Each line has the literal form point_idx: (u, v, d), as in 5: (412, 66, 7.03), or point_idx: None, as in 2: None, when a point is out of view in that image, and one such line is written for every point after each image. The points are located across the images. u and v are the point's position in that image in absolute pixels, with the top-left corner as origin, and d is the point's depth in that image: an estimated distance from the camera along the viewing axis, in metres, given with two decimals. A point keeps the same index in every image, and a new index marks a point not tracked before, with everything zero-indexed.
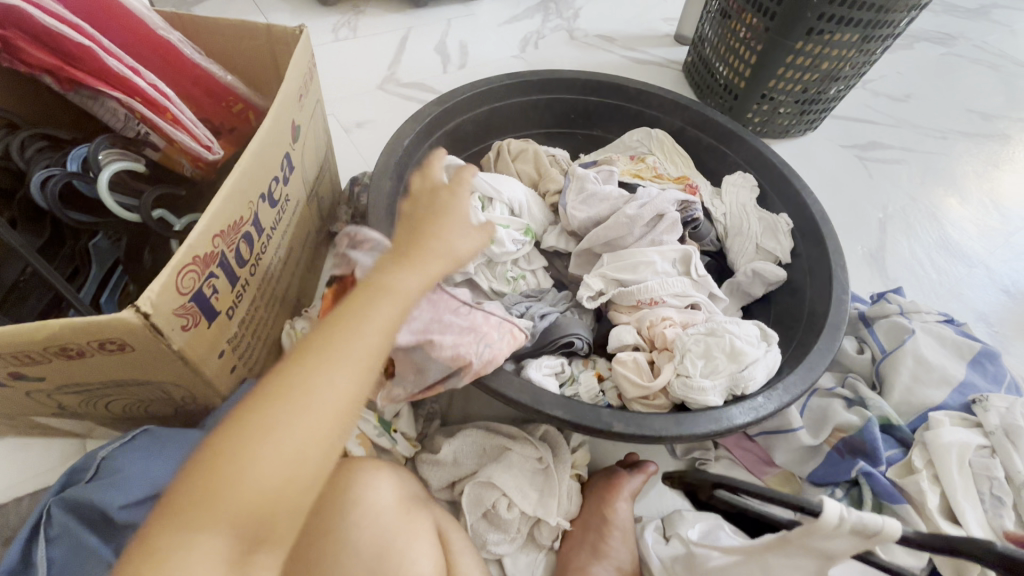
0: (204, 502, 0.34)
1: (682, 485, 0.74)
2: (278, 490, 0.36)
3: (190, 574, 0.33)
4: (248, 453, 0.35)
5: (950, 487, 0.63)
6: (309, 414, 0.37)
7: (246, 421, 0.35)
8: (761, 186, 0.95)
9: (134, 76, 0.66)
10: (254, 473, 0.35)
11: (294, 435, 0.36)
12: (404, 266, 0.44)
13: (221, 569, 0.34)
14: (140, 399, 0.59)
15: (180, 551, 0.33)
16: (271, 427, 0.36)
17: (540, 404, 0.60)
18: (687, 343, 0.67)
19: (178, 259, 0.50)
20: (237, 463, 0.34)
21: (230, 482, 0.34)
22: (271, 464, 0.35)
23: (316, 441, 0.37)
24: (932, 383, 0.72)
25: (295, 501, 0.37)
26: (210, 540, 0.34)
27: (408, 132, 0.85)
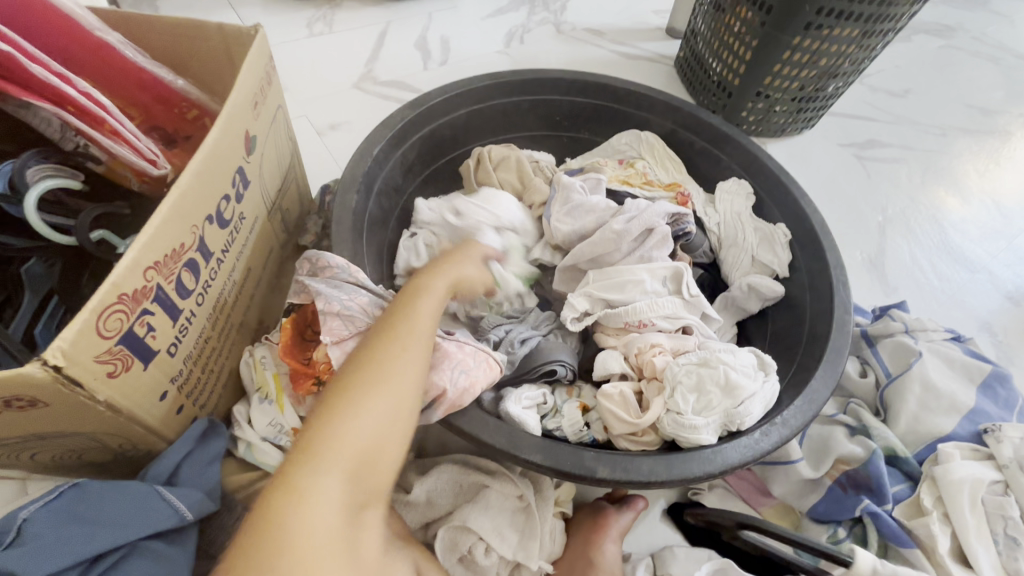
0: (326, 452, 0.42)
1: (705, 525, 0.66)
2: (380, 441, 0.44)
3: (318, 507, 0.40)
4: (345, 413, 0.43)
5: (961, 528, 0.58)
6: (400, 381, 0.47)
7: (351, 389, 0.45)
8: (756, 193, 0.89)
9: (63, 84, 0.59)
10: (362, 427, 0.43)
11: (378, 396, 0.45)
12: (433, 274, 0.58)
13: (341, 505, 0.41)
14: (72, 449, 0.53)
15: (310, 491, 0.40)
16: (367, 394, 0.45)
17: (517, 449, 0.54)
18: (677, 373, 0.62)
19: (99, 298, 0.44)
20: (339, 422, 0.43)
21: (337, 436, 0.42)
22: (375, 419, 0.44)
23: (395, 399, 0.46)
24: (941, 411, 0.67)
25: (389, 456, 0.45)
26: (333, 482, 0.41)
27: (378, 139, 0.78)
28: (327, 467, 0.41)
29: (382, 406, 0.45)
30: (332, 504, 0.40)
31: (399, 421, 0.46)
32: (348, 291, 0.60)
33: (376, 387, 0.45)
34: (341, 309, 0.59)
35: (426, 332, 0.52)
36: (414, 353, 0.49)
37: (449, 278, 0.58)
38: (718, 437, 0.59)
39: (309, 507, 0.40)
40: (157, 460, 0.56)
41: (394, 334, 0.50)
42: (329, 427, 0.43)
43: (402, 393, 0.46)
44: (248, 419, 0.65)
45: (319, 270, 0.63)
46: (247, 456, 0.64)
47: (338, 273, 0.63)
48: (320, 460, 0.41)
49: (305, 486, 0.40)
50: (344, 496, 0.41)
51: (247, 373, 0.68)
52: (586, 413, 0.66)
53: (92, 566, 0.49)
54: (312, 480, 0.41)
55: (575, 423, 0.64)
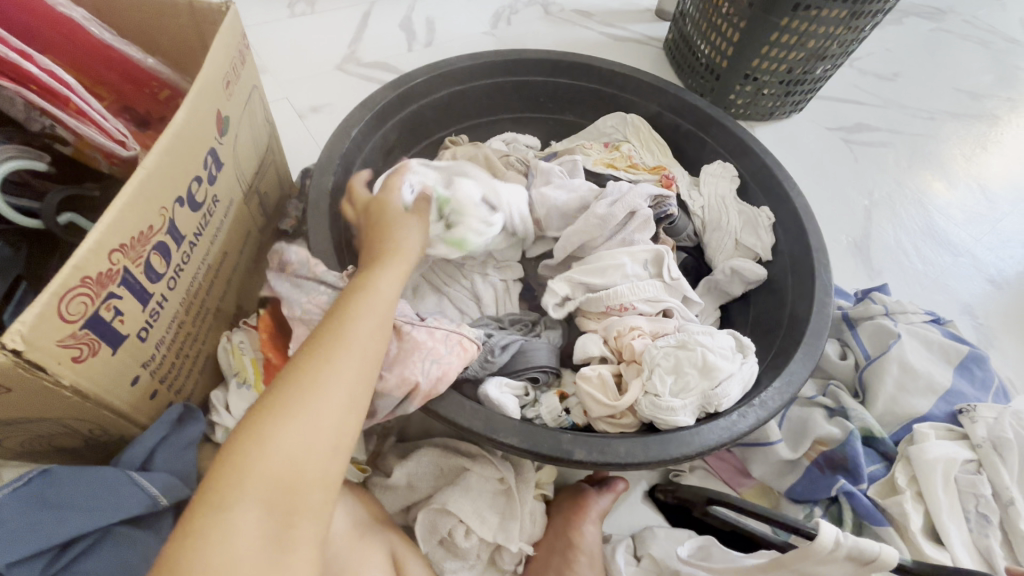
0: (242, 476, 0.39)
1: (675, 501, 0.69)
2: (305, 464, 0.41)
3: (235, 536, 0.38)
4: (268, 432, 0.41)
5: (934, 506, 0.59)
6: (327, 396, 0.43)
7: (274, 405, 0.42)
8: (742, 176, 0.88)
9: (24, 61, 0.57)
10: (279, 452, 0.41)
11: (308, 410, 0.42)
12: (379, 268, 0.54)
13: (261, 533, 0.39)
14: (42, 434, 0.52)
15: (223, 523, 0.38)
16: (291, 410, 0.42)
17: (494, 432, 0.54)
18: (657, 353, 0.62)
19: (60, 281, 0.42)
20: (260, 440, 0.41)
21: (256, 456, 0.40)
22: (296, 442, 0.41)
23: (325, 413, 0.43)
24: (918, 392, 0.67)
25: (315, 475, 0.42)
26: (250, 514, 0.39)
27: (356, 120, 0.76)
28: (245, 492, 0.39)
29: (307, 428, 0.42)
30: (249, 537, 0.38)
31: (325, 441, 0.42)
32: (307, 291, 0.61)
33: (295, 408, 0.42)
34: (302, 314, 0.60)
35: (363, 338, 0.47)
36: (344, 364, 0.45)
37: (396, 271, 0.54)
38: (696, 418, 0.59)
39: (225, 540, 0.38)
40: (131, 445, 0.55)
41: (322, 344, 0.46)
42: (245, 453, 0.40)
43: (328, 409, 0.43)
44: (225, 404, 0.65)
45: (281, 266, 0.64)
46: (225, 441, 0.64)
47: (299, 269, 0.63)
48: (239, 485, 0.39)
49: (221, 518, 0.38)
50: (263, 526, 0.39)
51: (225, 359, 0.67)
52: (565, 400, 0.66)
53: (60, 555, 0.49)
54: (230, 505, 0.39)
55: (552, 410, 0.65)
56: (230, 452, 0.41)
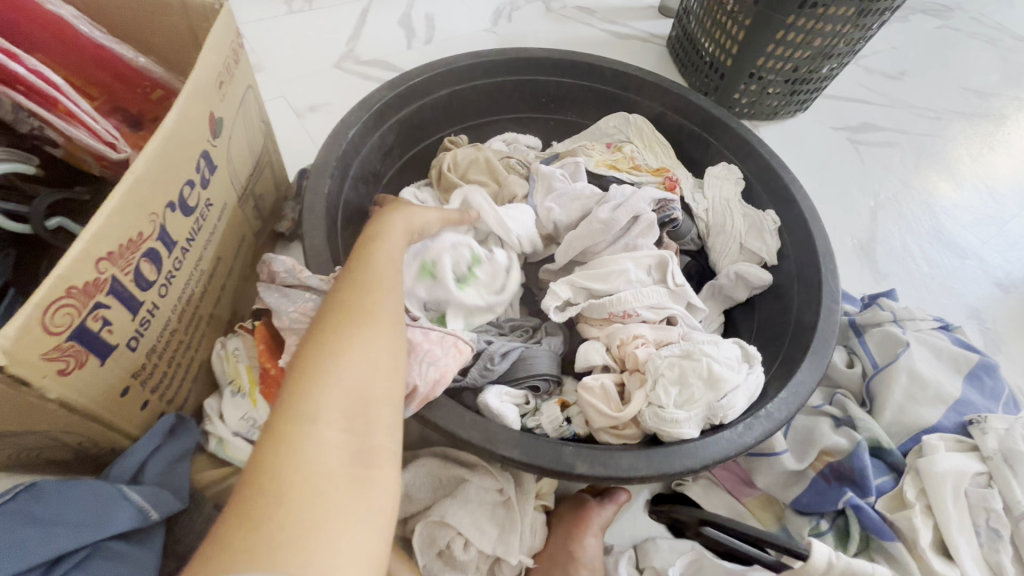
0: (312, 391, 0.37)
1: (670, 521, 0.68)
2: (371, 375, 0.39)
3: (318, 447, 0.35)
4: (331, 350, 0.39)
5: (944, 520, 0.58)
6: (377, 318, 0.42)
7: (328, 331, 0.40)
8: (747, 178, 0.87)
9: (10, 62, 0.56)
10: (342, 366, 0.38)
11: (366, 329, 0.41)
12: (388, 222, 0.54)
13: (345, 441, 0.36)
14: (30, 448, 0.51)
15: (304, 436, 0.35)
16: (347, 330, 0.40)
17: (494, 445, 0.53)
18: (661, 361, 0.60)
19: (44, 292, 0.41)
20: (325, 359, 0.38)
21: (323, 372, 0.38)
22: (359, 356, 0.39)
23: (383, 330, 0.42)
24: (927, 402, 0.66)
25: (386, 387, 0.40)
26: (329, 423, 0.36)
27: (354, 121, 0.75)
28: (321, 404, 0.36)
29: (368, 343, 0.40)
30: (333, 445, 0.35)
31: (386, 353, 0.41)
32: (295, 300, 0.59)
33: (348, 328, 0.41)
34: (292, 323, 0.58)
35: (389, 271, 0.47)
36: (382, 290, 0.45)
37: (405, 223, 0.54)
38: (700, 431, 0.58)
39: (309, 450, 0.34)
40: (121, 458, 0.54)
41: (354, 279, 0.45)
42: (304, 375, 0.37)
43: (384, 325, 0.42)
44: (219, 413, 0.63)
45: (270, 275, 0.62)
46: (218, 451, 0.62)
47: (286, 279, 0.60)
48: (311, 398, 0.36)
49: (298, 433, 0.35)
50: (342, 435, 0.36)
51: (220, 366, 0.65)
52: (566, 408, 0.65)
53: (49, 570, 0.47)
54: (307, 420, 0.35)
55: (554, 420, 0.63)
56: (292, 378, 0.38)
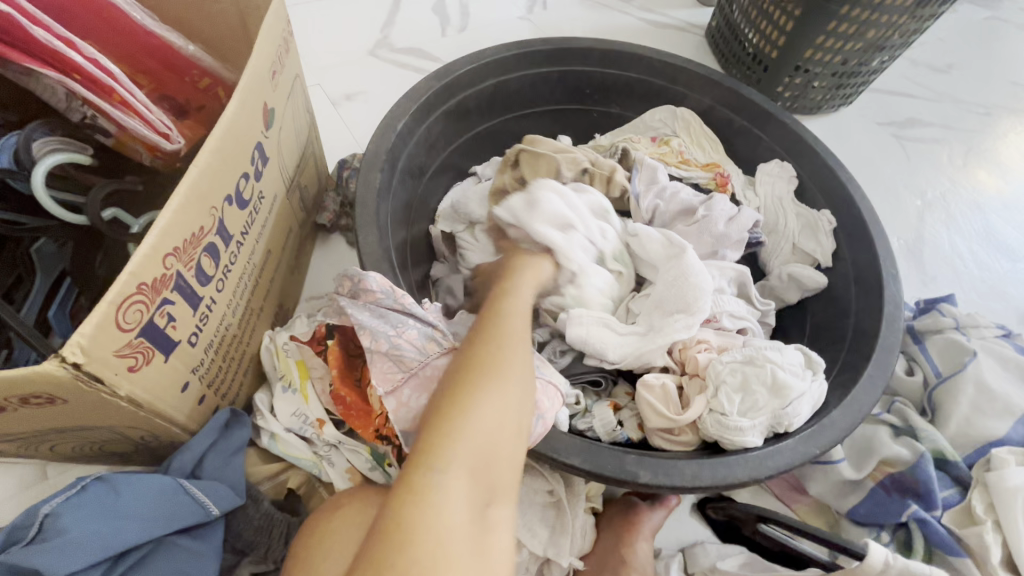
0: (446, 441, 0.40)
1: (725, 518, 0.67)
2: (496, 434, 0.42)
3: (443, 502, 0.38)
4: (468, 400, 0.43)
5: (1015, 537, 0.56)
6: (513, 375, 0.46)
7: (463, 382, 0.44)
8: (800, 177, 0.83)
9: (68, 49, 0.54)
10: (472, 423, 0.41)
11: (498, 380, 0.45)
12: (514, 284, 0.58)
13: (468, 494, 0.39)
14: (92, 440, 0.51)
15: (432, 487, 0.38)
16: (477, 381, 0.44)
17: (555, 451, 0.52)
18: (723, 366, 0.60)
19: (118, 289, 0.41)
20: (461, 409, 0.42)
21: (459, 424, 0.41)
22: (487, 411, 0.42)
23: (512, 389, 0.45)
24: (994, 414, 0.64)
25: (508, 445, 0.43)
26: (457, 477, 0.39)
27: (401, 113, 0.73)
28: (450, 455, 0.40)
29: (493, 395, 0.43)
30: (457, 498, 0.38)
31: (511, 408, 0.44)
32: (394, 322, 0.56)
33: (481, 383, 0.44)
34: (390, 347, 0.54)
35: (518, 329, 0.50)
36: (511, 349, 0.48)
37: (530, 282, 0.60)
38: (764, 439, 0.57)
39: (434, 499, 0.38)
40: (181, 451, 0.55)
41: (489, 333, 0.49)
42: (438, 427, 0.41)
43: (510, 382, 0.45)
44: (271, 407, 0.63)
45: (360, 293, 0.57)
46: (271, 446, 0.62)
47: (382, 299, 0.57)
48: (442, 449, 0.40)
49: (427, 481, 0.38)
50: (468, 491, 0.39)
51: (269, 361, 0.65)
52: (619, 412, 0.65)
53: (116, 564, 0.48)
54: (435, 470, 0.39)
55: (608, 424, 0.62)
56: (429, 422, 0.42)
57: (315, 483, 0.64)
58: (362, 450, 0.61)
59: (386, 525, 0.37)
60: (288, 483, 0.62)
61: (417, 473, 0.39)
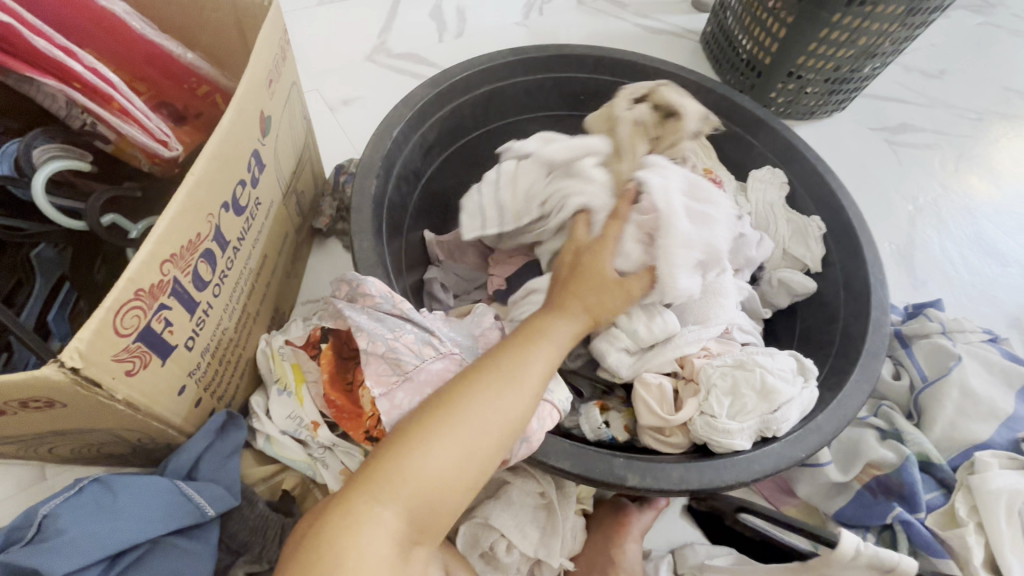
0: (392, 479, 0.43)
1: (708, 509, 0.69)
2: (441, 483, 0.44)
3: (369, 534, 0.41)
4: (429, 441, 0.44)
5: (997, 539, 0.57)
6: (487, 424, 0.46)
7: (433, 419, 0.46)
8: (790, 183, 0.84)
9: (68, 59, 0.55)
10: (418, 469, 0.43)
11: (468, 428, 0.45)
12: (559, 314, 0.54)
13: (396, 532, 0.42)
14: (90, 442, 0.52)
15: (366, 517, 0.41)
16: (446, 423, 0.45)
17: (544, 454, 0.53)
18: (718, 367, 0.61)
19: (115, 296, 0.42)
20: (419, 448, 0.44)
21: (412, 463, 0.43)
22: (443, 458, 0.44)
23: (482, 441, 0.45)
24: (979, 417, 0.65)
25: (452, 493, 0.44)
26: (385, 515, 0.42)
27: (396, 120, 0.74)
28: (390, 493, 0.42)
29: (455, 443, 0.45)
30: (384, 535, 0.41)
31: (469, 458, 0.45)
32: (391, 326, 0.57)
33: (448, 426, 0.45)
34: (386, 350, 0.55)
35: (519, 375, 0.49)
36: (504, 398, 0.47)
37: (583, 318, 0.55)
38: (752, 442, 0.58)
39: (363, 529, 0.41)
40: (178, 452, 0.56)
41: (486, 375, 0.48)
42: (393, 458, 0.44)
43: (482, 432, 0.46)
44: (267, 410, 0.64)
45: (358, 297, 0.59)
46: (266, 449, 0.63)
47: (380, 303, 0.58)
48: (387, 484, 0.43)
49: (363, 510, 0.42)
50: (397, 529, 0.42)
51: (265, 364, 0.66)
52: (606, 412, 0.66)
53: (113, 564, 0.49)
54: (374, 502, 0.42)
55: (593, 422, 0.64)
56: (387, 451, 0.44)
57: (310, 485, 0.65)
58: (358, 453, 0.62)
59: (314, 537, 0.41)
60: (283, 484, 0.64)
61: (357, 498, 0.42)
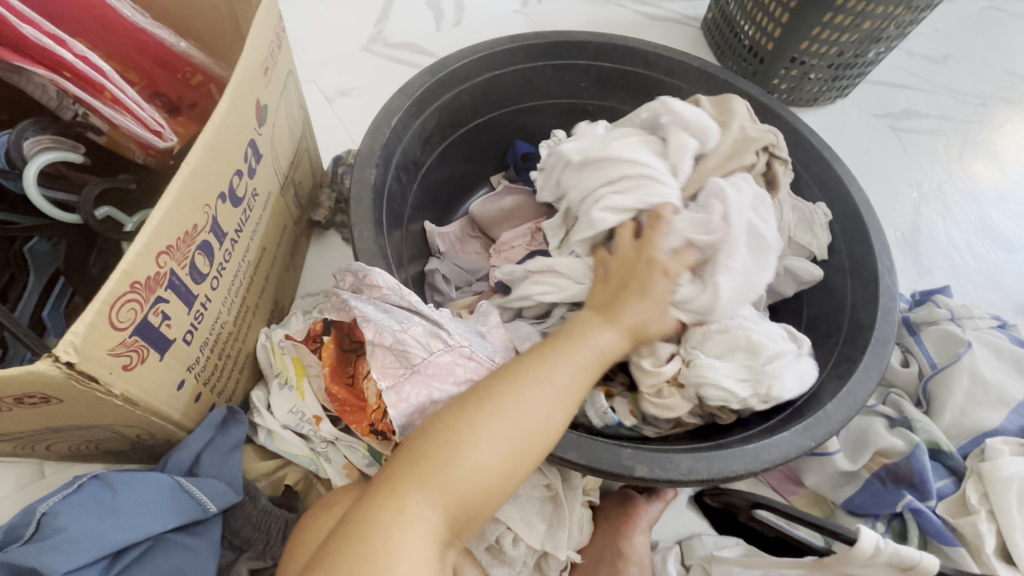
0: (435, 476, 0.43)
1: (722, 505, 0.67)
2: (480, 484, 0.44)
3: (413, 529, 0.42)
4: (473, 441, 0.45)
5: (1008, 527, 0.57)
6: (529, 428, 0.46)
7: (476, 418, 0.46)
8: (796, 170, 0.82)
9: (57, 47, 0.53)
10: (462, 469, 0.44)
11: (509, 430, 0.46)
12: (606, 323, 0.53)
13: (437, 527, 0.43)
14: (87, 439, 0.51)
15: (409, 512, 0.42)
16: (489, 424, 0.46)
17: (552, 446, 0.52)
18: (711, 328, 0.61)
19: (110, 288, 0.41)
20: (463, 448, 0.44)
21: (454, 462, 0.44)
22: (486, 458, 0.45)
23: (522, 446, 0.46)
24: (988, 404, 0.65)
25: (490, 493, 0.45)
26: (425, 511, 0.43)
27: (395, 109, 0.73)
28: (434, 490, 0.43)
29: (497, 445, 0.45)
30: (426, 531, 0.42)
31: (510, 461, 0.46)
32: (398, 318, 0.56)
33: (491, 427, 0.45)
34: (394, 342, 0.54)
35: (565, 385, 0.49)
36: (547, 403, 0.48)
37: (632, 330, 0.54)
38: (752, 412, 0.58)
39: (406, 523, 0.42)
40: (178, 449, 0.55)
41: (531, 381, 0.48)
42: (438, 455, 0.44)
43: (524, 437, 0.46)
44: (268, 404, 0.63)
45: (364, 287, 0.57)
46: (267, 443, 0.62)
47: (388, 294, 0.56)
48: (431, 480, 0.43)
49: (407, 504, 0.43)
50: (438, 525, 0.43)
51: (266, 357, 0.66)
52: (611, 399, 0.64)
53: (114, 563, 0.48)
54: (418, 496, 0.43)
55: (600, 406, 0.62)
56: (431, 446, 0.45)
57: (312, 480, 0.64)
58: (360, 446, 0.61)
59: (358, 527, 0.42)
60: (286, 479, 0.63)
61: (401, 492, 0.43)
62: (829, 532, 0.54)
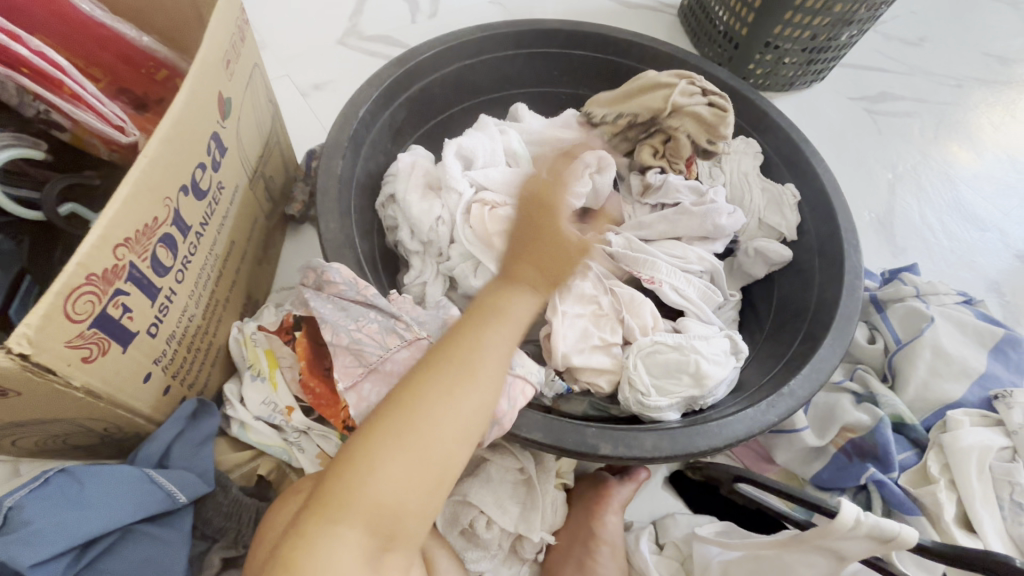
0: (342, 497, 0.39)
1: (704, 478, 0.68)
2: (409, 494, 0.40)
3: (331, 558, 0.38)
4: (376, 453, 0.40)
5: (967, 495, 0.58)
6: (441, 425, 0.41)
7: (379, 428, 0.41)
8: (767, 153, 0.83)
9: (12, 42, 0.53)
10: (374, 485, 0.39)
11: (416, 431, 0.40)
12: (514, 287, 0.47)
13: (356, 548, 0.38)
14: (53, 433, 0.52)
15: (321, 540, 0.38)
16: (391, 432, 0.40)
17: (519, 428, 0.52)
18: (644, 346, 0.64)
19: (63, 280, 0.41)
20: (365, 464, 0.39)
21: (361, 480, 0.39)
22: (396, 469, 0.40)
23: (437, 444, 0.41)
24: (951, 376, 0.66)
25: (416, 499, 0.40)
26: (355, 533, 0.39)
27: (363, 99, 0.73)
28: (346, 513, 0.39)
29: (403, 453, 0.40)
30: (345, 554, 0.38)
31: (424, 464, 0.40)
32: (354, 316, 0.57)
33: (395, 433, 0.40)
34: (350, 342, 0.55)
35: (474, 368, 0.43)
36: (455, 391, 0.42)
37: (542, 273, 0.49)
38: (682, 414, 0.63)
39: (323, 552, 0.38)
40: (148, 442, 0.55)
41: (435, 368, 0.43)
42: (345, 475, 0.39)
43: (440, 435, 0.41)
44: (241, 398, 0.64)
45: (324, 285, 0.59)
46: (241, 435, 0.63)
47: (344, 290, 0.58)
48: (341, 504, 0.39)
49: (320, 533, 0.38)
50: (359, 547, 0.39)
51: (236, 349, 0.66)
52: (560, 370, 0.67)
53: (83, 554, 0.49)
54: (330, 523, 0.38)
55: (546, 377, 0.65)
56: (335, 470, 0.40)
57: (286, 469, 0.64)
58: (333, 435, 0.61)
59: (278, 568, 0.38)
60: (259, 470, 0.63)
61: (312, 522, 0.39)
62: (809, 504, 0.54)
